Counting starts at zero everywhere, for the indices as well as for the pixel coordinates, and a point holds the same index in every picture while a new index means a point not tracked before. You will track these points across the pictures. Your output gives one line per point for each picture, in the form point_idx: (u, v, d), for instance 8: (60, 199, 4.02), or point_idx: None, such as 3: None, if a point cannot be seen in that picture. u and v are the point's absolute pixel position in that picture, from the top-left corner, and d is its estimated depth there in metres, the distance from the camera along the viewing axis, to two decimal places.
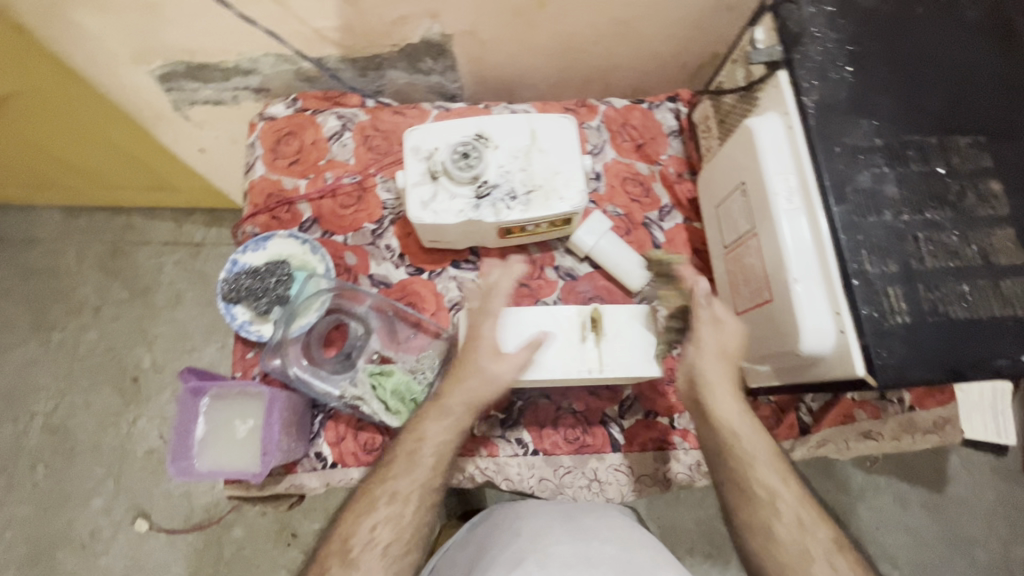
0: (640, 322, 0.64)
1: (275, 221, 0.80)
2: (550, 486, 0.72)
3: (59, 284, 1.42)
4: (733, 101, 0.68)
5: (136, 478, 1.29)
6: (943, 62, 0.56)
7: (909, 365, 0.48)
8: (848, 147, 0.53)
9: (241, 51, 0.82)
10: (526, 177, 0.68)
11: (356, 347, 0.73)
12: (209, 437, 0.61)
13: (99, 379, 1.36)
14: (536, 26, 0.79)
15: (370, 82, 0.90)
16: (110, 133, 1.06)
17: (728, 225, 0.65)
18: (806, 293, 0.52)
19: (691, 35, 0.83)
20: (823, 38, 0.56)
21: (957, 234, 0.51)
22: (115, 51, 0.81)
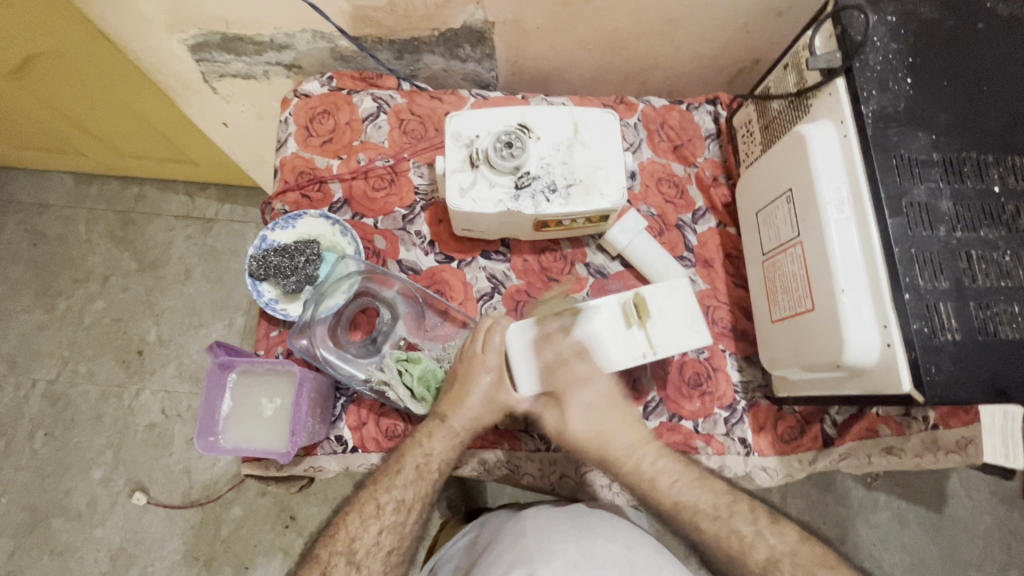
0: (680, 292, 0.65)
1: (305, 200, 0.79)
2: (571, 482, 0.73)
3: (68, 252, 1.41)
4: (781, 107, 0.67)
5: (137, 451, 1.28)
6: (1003, 80, 0.55)
7: (958, 383, 0.47)
8: (905, 159, 0.52)
9: (279, 25, 0.81)
10: (567, 170, 0.67)
11: (382, 333, 0.72)
12: (235, 414, 0.60)
13: (104, 349, 1.35)
14: (581, 19, 0.78)
15: (406, 65, 0.89)
16: (134, 101, 1.05)
17: (769, 232, 0.65)
18: (853, 304, 0.51)
19: (735, 38, 0.82)
20: (884, 48, 0.55)
21: (1009, 254, 0.51)
22: (150, 17, 0.80)
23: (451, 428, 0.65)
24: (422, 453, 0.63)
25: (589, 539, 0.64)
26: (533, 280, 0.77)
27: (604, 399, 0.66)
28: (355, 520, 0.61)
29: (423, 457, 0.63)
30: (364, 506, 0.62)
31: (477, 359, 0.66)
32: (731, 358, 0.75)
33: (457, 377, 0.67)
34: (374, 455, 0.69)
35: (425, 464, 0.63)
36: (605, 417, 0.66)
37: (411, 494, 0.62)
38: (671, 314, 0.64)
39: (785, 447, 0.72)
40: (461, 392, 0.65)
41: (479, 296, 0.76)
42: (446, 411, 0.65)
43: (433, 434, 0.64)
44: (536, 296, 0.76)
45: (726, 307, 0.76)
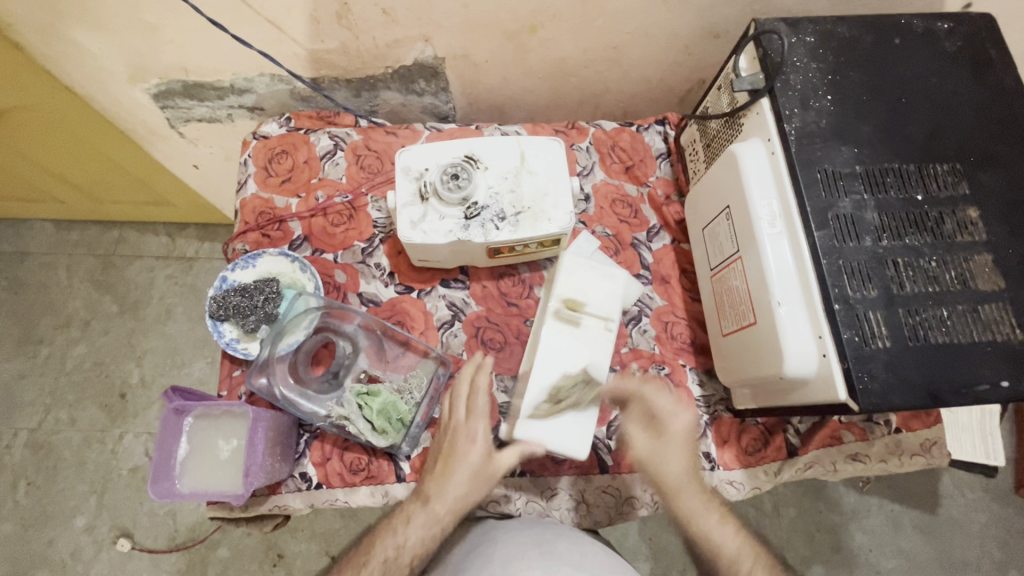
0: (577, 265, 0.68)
1: (266, 239, 0.80)
2: (538, 508, 0.72)
3: (48, 298, 1.41)
4: (718, 126, 0.69)
5: (121, 496, 1.27)
6: (920, 93, 0.57)
7: (891, 390, 0.48)
8: (829, 173, 0.54)
9: (236, 71, 0.83)
10: (515, 198, 0.69)
11: (343, 367, 0.71)
12: (191, 458, 0.60)
13: (86, 395, 1.34)
14: (527, 50, 0.81)
15: (364, 102, 0.91)
16: (106, 149, 1.07)
17: (714, 248, 0.66)
18: (790, 316, 0.52)
19: (679, 61, 0.84)
20: (804, 67, 0.57)
21: (936, 260, 0.52)
22: (111, 69, 0.82)
23: (432, 514, 0.62)
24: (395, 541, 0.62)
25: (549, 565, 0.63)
26: (492, 306, 0.78)
27: (662, 416, 0.66)
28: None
29: (395, 550, 0.61)
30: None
31: (463, 424, 0.65)
32: (691, 372, 0.75)
33: (443, 455, 0.65)
34: (339, 490, 0.70)
35: (394, 559, 0.61)
36: (670, 455, 0.65)
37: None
38: (586, 285, 0.68)
39: (748, 460, 0.72)
40: (446, 467, 0.63)
41: (440, 325, 0.77)
42: (428, 493, 0.63)
43: (411, 519, 0.62)
44: (496, 322, 0.77)
45: (684, 322, 0.77)
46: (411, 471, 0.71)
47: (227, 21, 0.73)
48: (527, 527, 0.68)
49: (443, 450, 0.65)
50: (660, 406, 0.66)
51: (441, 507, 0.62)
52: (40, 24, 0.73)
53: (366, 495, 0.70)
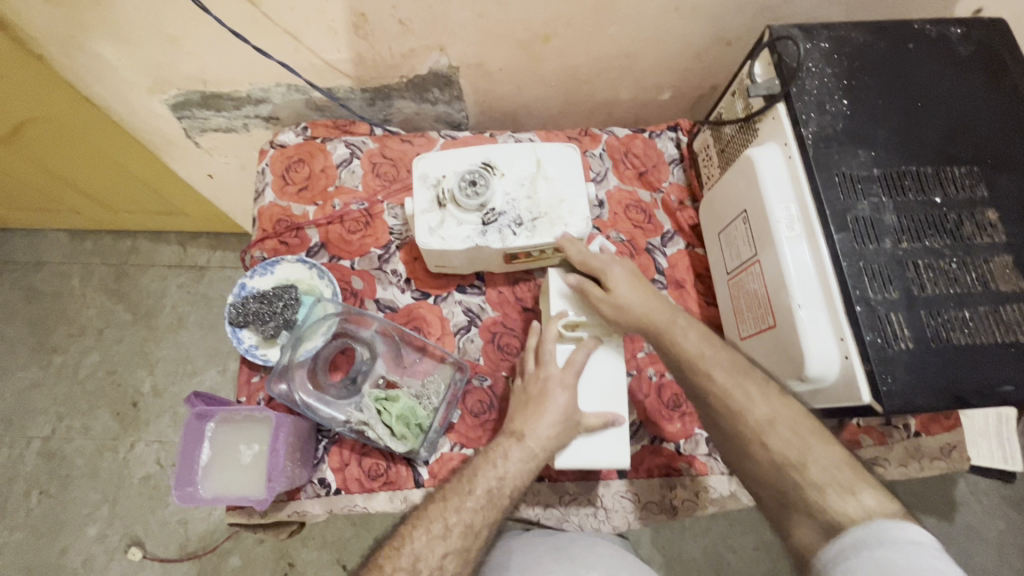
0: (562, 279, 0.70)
1: (283, 246, 0.81)
2: (555, 513, 0.70)
3: (62, 307, 1.43)
4: (733, 131, 0.69)
5: (133, 504, 1.27)
6: (935, 96, 0.58)
7: (914, 392, 0.48)
8: (847, 176, 0.54)
9: (254, 81, 0.84)
10: (531, 204, 0.70)
11: (361, 372, 0.72)
12: (213, 463, 0.60)
13: (99, 403, 1.35)
14: (541, 59, 0.82)
15: (378, 111, 0.92)
16: (124, 160, 1.09)
17: (731, 252, 0.66)
18: (811, 318, 0.53)
19: (690, 68, 0.85)
20: (819, 72, 0.58)
21: (956, 261, 0.52)
22: (132, 81, 0.84)
23: (527, 450, 0.62)
24: (439, 526, 0.57)
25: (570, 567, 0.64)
26: (508, 311, 0.78)
27: (631, 279, 0.66)
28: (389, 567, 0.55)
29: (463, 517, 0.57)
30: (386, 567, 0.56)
31: (556, 377, 0.65)
32: None
33: (532, 399, 0.65)
34: (358, 496, 0.70)
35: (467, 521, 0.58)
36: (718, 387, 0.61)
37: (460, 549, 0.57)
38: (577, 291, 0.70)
39: None
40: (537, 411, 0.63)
41: (456, 331, 0.77)
42: (523, 429, 0.63)
43: (508, 453, 0.62)
44: (512, 327, 0.78)
45: None
46: (429, 477, 0.71)
47: (247, 33, 0.74)
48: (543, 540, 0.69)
49: (527, 396, 0.66)
50: (621, 269, 0.67)
51: (481, 486, 0.60)
52: (64, 37, 0.75)
53: (384, 500, 0.70)
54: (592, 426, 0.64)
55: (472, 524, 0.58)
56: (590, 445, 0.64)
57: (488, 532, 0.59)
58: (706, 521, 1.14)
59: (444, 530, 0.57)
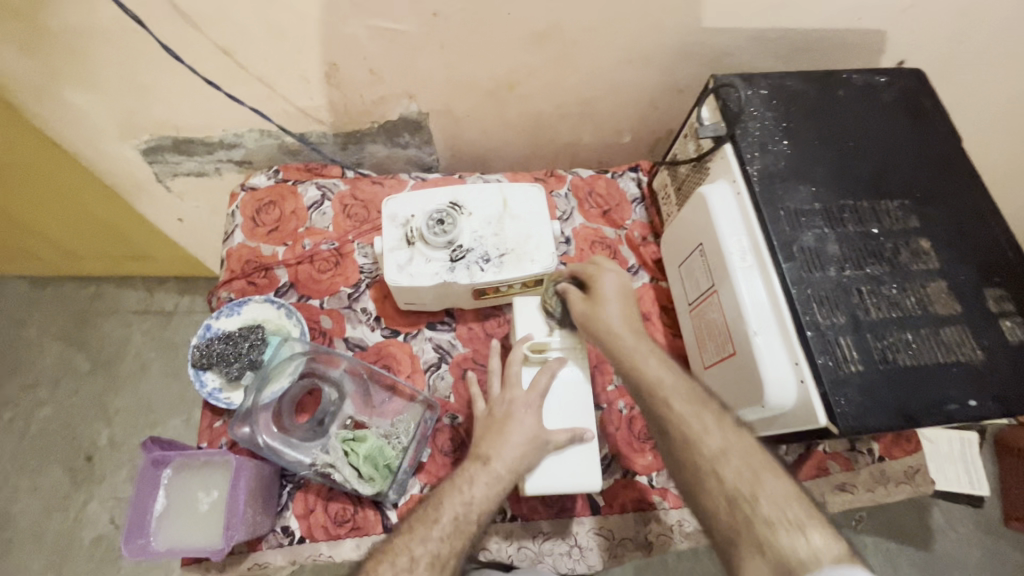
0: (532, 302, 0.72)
1: (251, 287, 0.81)
2: (530, 554, 0.68)
3: (15, 358, 1.37)
4: (688, 171, 0.74)
5: (80, 569, 1.18)
6: (865, 137, 0.63)
7: (867, 412, 0.49)
8: (791, 209, 0.58)
9: (226, 127, 0.86)
10: (498, 241, 0.72)
11: (329, 414, 0.70)
12: (167, 513, 0.57)
13: (50, 459, 1.28)
14: (506, 105, 0.86)
15: (350, 155, 0.95)
16: (91, 205, 1.08)
17: (691, 283, 0.69)
18: (767, 345, 0.55)
19: (647, 113, 0.91)
20: (760, 116, 0.63)
21: (896, 287, 0.55)
22: (103, 127, 0.85)
23: (496, 475, 0.60)
24: (404, 558, 0.54)
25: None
26: (478, 347, 0.79)
27: (619, 291, 0.67)
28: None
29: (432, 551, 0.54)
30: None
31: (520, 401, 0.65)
32: None
33: (497, 422, 0.65)
34: (323, 545, 0.67)
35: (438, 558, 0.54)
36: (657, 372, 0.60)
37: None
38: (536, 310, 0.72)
39: None
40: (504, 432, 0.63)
41: (426, 368, 0.77)
42: (489, 453, 0.62)
43: (475, 478, 0.60)
44: (482, 362, 0.78)
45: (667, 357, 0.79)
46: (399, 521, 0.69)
47: (220, 80, 0.76)
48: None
49: (494, 422, 0.65)
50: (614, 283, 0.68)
51: (447, 513, 0.57)
52: (36, 86, 0.76)
53: (350, 548, 0.67)
54: (560, 443, 0.64)
55: (439, 554, 0.55)
56: (558, 463, 0.64)
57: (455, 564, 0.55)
58: (689, 562, 1.11)
59: (410, 563, 0.54)
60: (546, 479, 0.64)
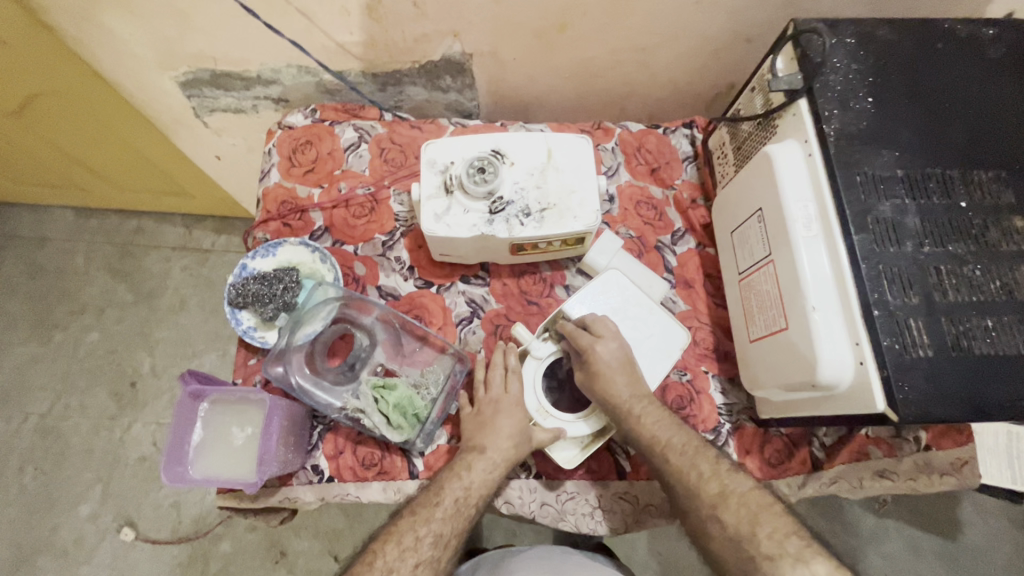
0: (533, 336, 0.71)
1: (287, 228, 0.80)
2: (551, 512, 0.68)
3: (65, 285, 1.42)
4: (751, 129, 0.67)
5: (127, 484, 1.25)
6: (965, 96, 0.56)
7: (932, 401, 0.47)
8: (870, 175, 0.53)
9: (264, 61, 0.83)
10: (541, 194, 0.68)
11: (360, 359, 0.71)
12: (205, 443, 0.59)
13: (98, 381, 1.33)
14: (556, 48, 0.80)
15: (389, 97, 0.91)
16: (132, 139, 1.07)
17: (744, 251, 0.64)
18: (825, 322, 0.51)
19: (708, 63, 0.83)
20: (844, 68, 0.56)
21: (980, 268, 0.51)
22: (141, 55, 0.82)
23: (489, 460, 0.63)
24: (409, 538, 0.58)
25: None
26: (512, 304, 0.77)
27: (620, 360, 0.65)
28: (393, 546, 0.57)
29: (463, 490, 0.61)
30: (404, 537, 0.58)
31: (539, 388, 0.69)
32: (714, 380, 0.73)
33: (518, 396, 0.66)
34: (351, 485, 0.68)
35: (464, 499, 0.61)
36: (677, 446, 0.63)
37: (450, 528, 0.59)
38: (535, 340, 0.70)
39: (771, 471, 0.70)
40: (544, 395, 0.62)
41: (458, 321, 0.76)
42: (483, 442, 0.64)
43: (471, 466, 0.63)
44: (515, 319, 0.76)
45: (708, 328, 0.76)
46: (424, 468, 0.69)
47: (259, 9, 0.72)
48: (540, 556, 0.75)
49: (480, 416, 0.67)
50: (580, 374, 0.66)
51: (447, 498, 0.61)
52: (76, 8, 0.73)
53: (377, 490, 0.68)
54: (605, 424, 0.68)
55: (442, 535, 0.59)
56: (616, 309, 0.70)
57: (457, 541, 0.60)
58: None
59: (414, 542, 0.58)
60: (619, 298, 0.70)
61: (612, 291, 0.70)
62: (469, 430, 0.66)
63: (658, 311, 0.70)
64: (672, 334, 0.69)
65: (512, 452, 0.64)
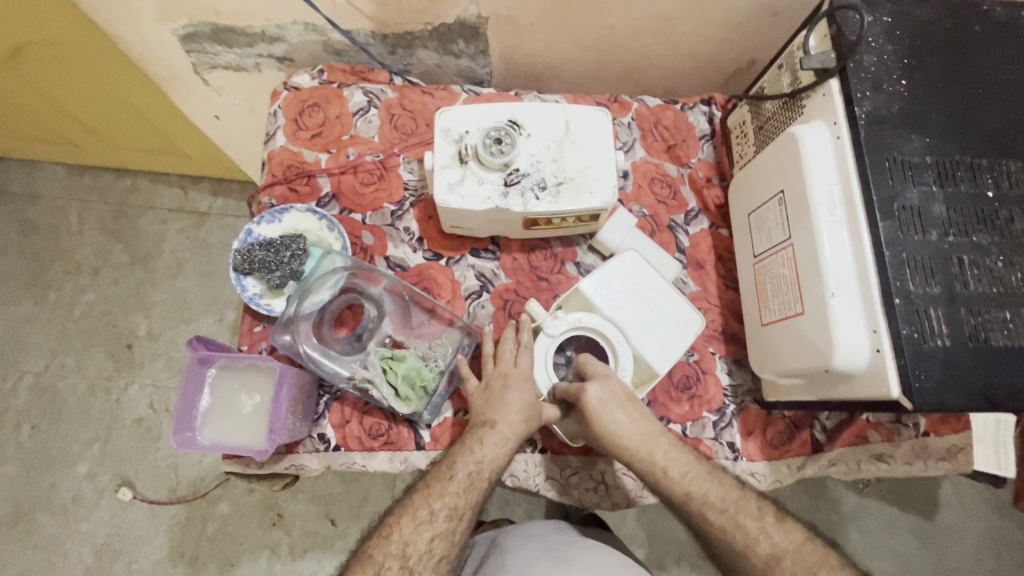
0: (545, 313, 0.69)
1: (293, 194, 0.78)
2: (556, 486, 0.69)
3: (57, 244, 1.38)
4: (775, 108, 0.65)
5: (125, 445, 1.25)
6: (1000, 82, 0.54)
7: (947, 390, 0.47)
8: (899, 161, 0.52)
9: (269, 17, 0.79)
10: (557, 168, 0.66)
11: (367, 330, 0.70)
12: (213, 409, 0.59)
13: (93, 342, 1.32)
14: (576, 16, 0.77)
15: (399, 60, 0.87)
16: (129, 94, 1.03)
17: (761, 234, 0.63)
18: (843, 308, 0.51)
19: (732, 37, 0.81)
20: (879, 49, 0.54)
21: (1002, 260, 0.50)
22: (140, 6, 0.78)
23: (502, 434, 0.63)
24: (425, 511, 0.59)
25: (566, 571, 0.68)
26: (522, 279, 0.76)
27: (614, 399, 0.63)
28: (410, 518, 0.59)
29: (475, 465, 0.61)
30: (419, 511, 0.60)
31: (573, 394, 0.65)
32: (721, 361, 0.74)
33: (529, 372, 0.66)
34: (358, 454, 0.68)
35: (477, 473, 0.61)
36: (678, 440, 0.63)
37: (463, 502, 0.60)
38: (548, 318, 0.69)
39: (772, 452, 0.71)
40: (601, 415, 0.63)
41: (468, 295, 0.75)
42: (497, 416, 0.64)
43: (484, 440, 0.62)
44: (524, 295, 0.75)
45: (717, 310, 0.76)
46: (431, 440, 0.69)
47: None
48: (540, 532, 0.77)
49: (490, 389, 0.66)
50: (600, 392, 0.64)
51: (461, 471, 0.61)
52: None
53: (384, 460, 0.69)
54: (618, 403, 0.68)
55: (457, 506, 0.60)
56: (631, 292, 0.69)
57: (471, 512, 0.61)
58: None
59: (430, 515, 0.59)
60: (632, 276, 0.69)
61: (628, 271, 0.69)
62: (480, 404, 0.65)
63: (674, 294, 0.69)
64: (684, 315, 0.68)
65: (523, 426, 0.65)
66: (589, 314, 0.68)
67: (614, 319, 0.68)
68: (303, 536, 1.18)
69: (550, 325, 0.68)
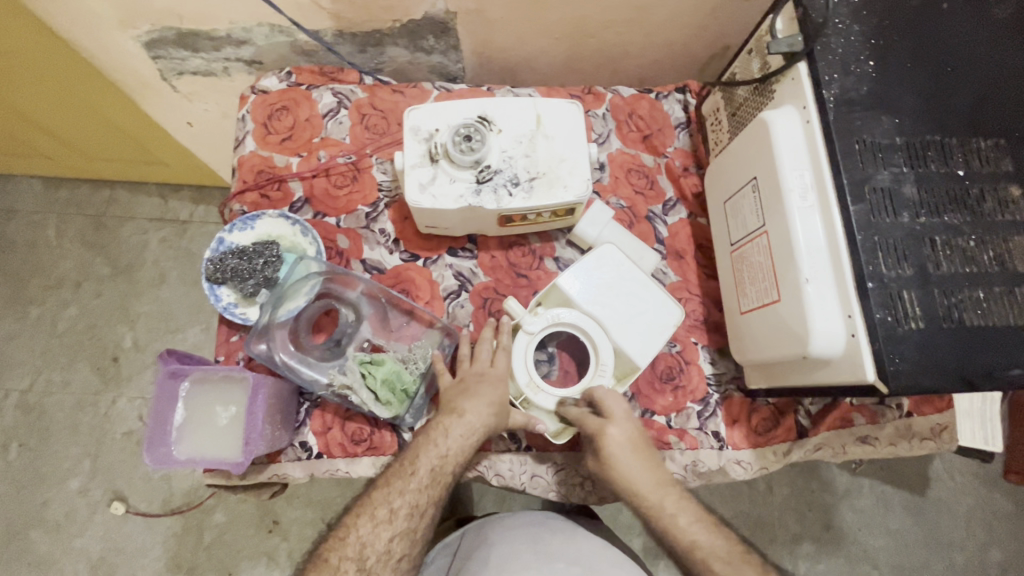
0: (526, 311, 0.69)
1: (265, 200, 0.77)
2: (542, 483, 0.69)
3: (37, 259, 1.36)
4: (747, 94, 0.65)
5: (115, 459, 1.24)
6: (969, 59, 0.54)
7: (923, 372, 0.47)
8: (869, 143, 0.51)
9: (234, 20, 0.77)
10: (529, 163, 0.66)
11: (346, 335, 0.69)
12: (187, 424, 0.58)
13: (78, 357, 1.30)
14: (545, 7, 0.76)
15: (370, 58, 0.86)
16: (98, 105, 1.01)
17: (737, 222, 0.63)
18: (817, 294, 0.50)
19: (705, 22, 0.80)
20: (846, 30, 0.54)
21: (975, 239, 0.50)
22: (100, 14, 0.76)
23: (468, 425, 0.63)
24: (384, 511, 0.60)
25: (544, 565, 0.69)
26: (500, 277, 0.75)
27: (629, 447, 0.62)
28: (380, 521, 0.59)
29: (439, 458, 0.62)
30: (376, 512, 0.60)
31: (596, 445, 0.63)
32: (703, 351, 0.73)
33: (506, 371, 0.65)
34: (341, 461, 0.68)
35: (440, 467, 0.61)
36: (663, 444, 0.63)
37: (425, 499, 0.61)
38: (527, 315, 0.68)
39: (757, 439, 0.71)
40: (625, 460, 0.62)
41: (446, 294, 0.74)
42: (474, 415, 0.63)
43: (449, 430, 0.62)
44: (503, 292, 0.74)
45: (699, 300, 0.75)
46: None
47: None
48: (518, 525, 0.77)
49: (464, 384, 0.66)
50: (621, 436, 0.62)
51: (423, 467, 0.61)
52: None
53: (368, 465, 0.68)
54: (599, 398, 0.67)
55: (417, 505, 0.60)
56: (609, 285, 0.68)
57: (433, 509, 0.62)
58: None
59: (388, 514, 0.60)
60: (608, 269, 0.69)
61: (607, 265, 0.69)
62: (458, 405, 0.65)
63: (654, 287, 0.68)
64: (664, 306, 0.68)
65: (502, 423, 0.65)
66: (568, 310, 0.68)
67: (593, 314, 0.68)
68: (299, 541, 1.18)
69: (529, 322, 0.67)
